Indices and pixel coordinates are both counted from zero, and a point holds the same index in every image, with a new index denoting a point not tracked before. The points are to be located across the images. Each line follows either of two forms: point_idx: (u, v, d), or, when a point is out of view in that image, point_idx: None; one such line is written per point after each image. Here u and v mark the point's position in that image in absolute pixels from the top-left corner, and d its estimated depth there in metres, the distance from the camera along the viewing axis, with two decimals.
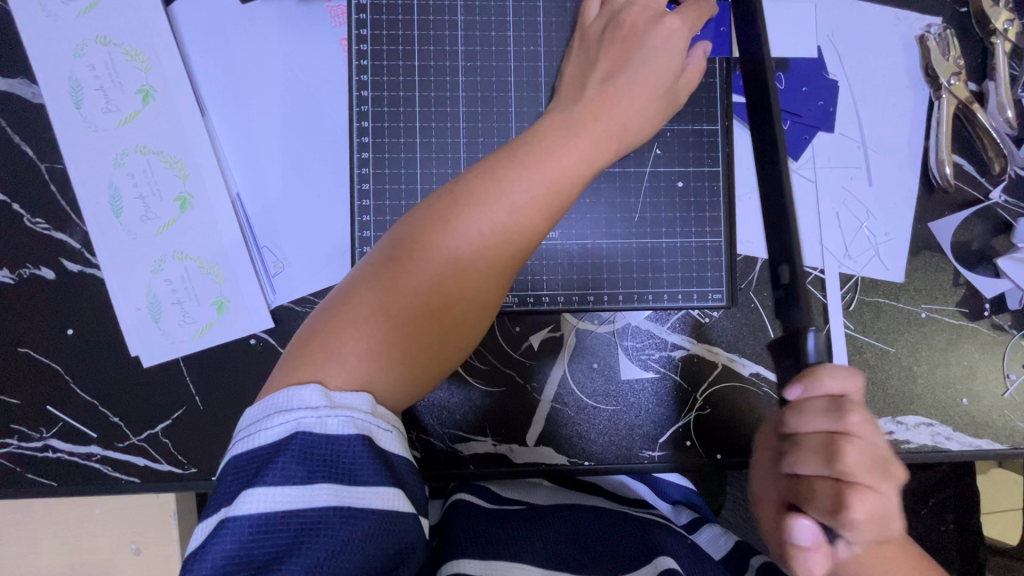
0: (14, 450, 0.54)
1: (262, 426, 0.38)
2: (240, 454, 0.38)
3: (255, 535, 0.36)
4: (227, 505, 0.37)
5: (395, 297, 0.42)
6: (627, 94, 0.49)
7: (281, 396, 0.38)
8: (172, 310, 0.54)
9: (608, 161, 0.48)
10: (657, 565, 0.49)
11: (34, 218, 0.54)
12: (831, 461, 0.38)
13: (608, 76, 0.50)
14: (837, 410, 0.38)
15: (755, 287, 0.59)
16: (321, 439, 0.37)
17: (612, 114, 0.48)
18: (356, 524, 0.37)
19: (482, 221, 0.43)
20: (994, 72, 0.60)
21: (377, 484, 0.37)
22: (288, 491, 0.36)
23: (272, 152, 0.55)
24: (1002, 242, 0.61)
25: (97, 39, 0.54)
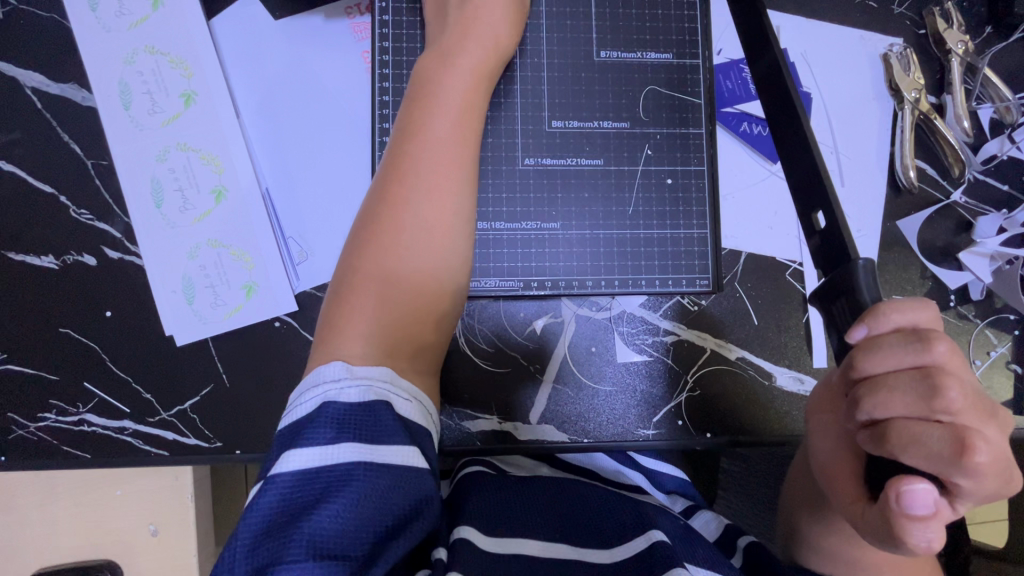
0: (51, 424, 0.58)
1: (297, 403, 0.43)
2: (281, 431, 0.42)
3: (291, 495, 0.39)
4: (268, 471, 0.40)
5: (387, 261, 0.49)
6: (479, 30, 0.56)
7: (312, 375, 0.44)
8: (204, 293, 0.59)
9: (484, 87, 0.56)
10: (650, 536, 0.52)
11: (80, 209, 0.59)
12: (931, 399, 0.38)
13: (460, 34, 0.55)
14: (920, 341, 0.39)
15: (740, 278, 0.64)
16: (346, 405, 0.42)
17: (462, 49, 0.55)
18: (377, 477, 0.40)
19: (414, 191, 0.51)
20: (950, 86, 0.67)
21: (398, 442, 0.41)
22: (319, 449, 0.40)
23: (300, 150, 0.61)
24: (963, 238, 0.67)
25: (145, 48, 0.60)
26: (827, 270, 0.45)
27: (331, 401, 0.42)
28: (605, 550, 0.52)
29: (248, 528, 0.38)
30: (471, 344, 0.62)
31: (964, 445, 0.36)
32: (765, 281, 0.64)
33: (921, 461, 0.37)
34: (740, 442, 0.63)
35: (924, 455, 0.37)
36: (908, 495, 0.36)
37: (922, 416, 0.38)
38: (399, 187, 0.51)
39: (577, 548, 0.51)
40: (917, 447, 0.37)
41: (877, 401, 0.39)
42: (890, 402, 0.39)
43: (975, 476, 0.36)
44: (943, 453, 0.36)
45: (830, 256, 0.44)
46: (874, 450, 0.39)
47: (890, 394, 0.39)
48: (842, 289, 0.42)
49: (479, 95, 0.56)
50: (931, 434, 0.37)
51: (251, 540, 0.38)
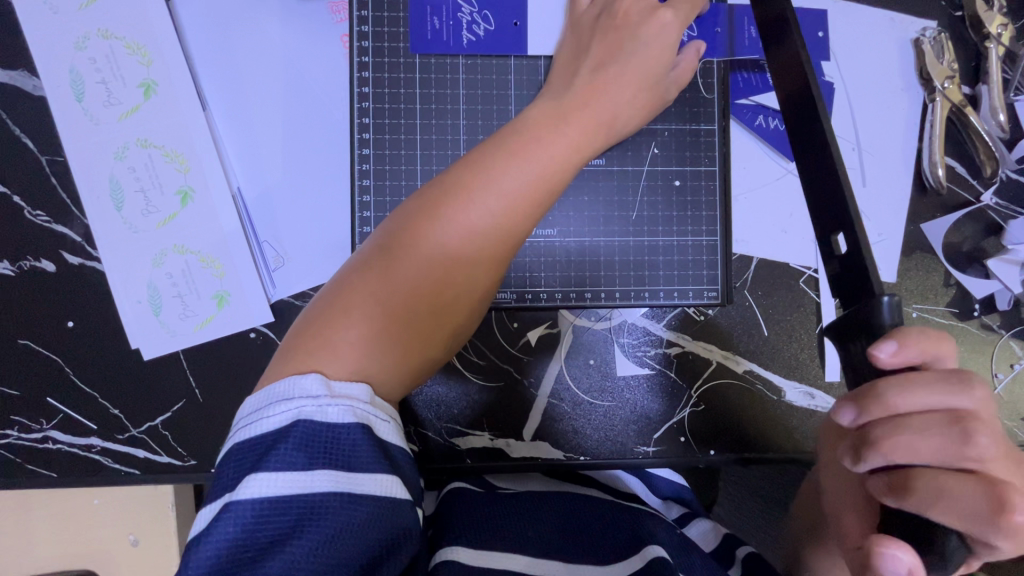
0: (14, 441, 0.54)
1: (263, 414, 0.37)
2: (240, 445, 0.37)
3: (255, 523, 0.35)
4: (228, 492, 0.36)
5: (383, 290, 0.42)
6: (616, 83, 0.50)
7: (283, 384, 0.38)
8: (172, 303, 0.55)
9: (594, 151, 0.49)
10: (646, 554, 0.49)
11: (35, 211, 0.54)
12: (964, 450, 0.33)
13: (598, 64, 0.50)
14: (955, 381, 0.34)
15: (750, 286, 0.60)
16: (322, 426, 0.37)
17: (600, 104, 0.49)
18: (353, 510, 0.36)
19: (479, 205, 0.44)
20: (987, 75, 0.61)
21: (377, 471, 0.37)
22: (289, 476, 0.35)
23: (274, 146, 0.56)
24: (992, 244, 0.62)
25: (99, 33, 0.54)
26: (848, 304, 0.38)
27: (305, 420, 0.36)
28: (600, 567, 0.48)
29: (200, 562, 0.34)
30: (461, 357, 0.58)
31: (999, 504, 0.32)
32: (777, 289, 0.60)
33: (952, 518, 0.33)
34: (746, 459, 0.59)
35: (952, 509, 0.33)
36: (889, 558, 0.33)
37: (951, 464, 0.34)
38: (439, 210, 0.44)
39: (570, 566, 0.47)
40: (947, 501, 0.33)
41: (906, 445, 0.34)
42: (917, 447, 0.34)
43: (1006, 536, 0.32)
44: (975, 511, 0.32)
45: (849, 289, 0.38)
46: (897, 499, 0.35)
47: (916, 440, 0.34)
48: (860, 329, 0.36)
49: (582, 163, 0.48)
50: (961, 488, 0.33)
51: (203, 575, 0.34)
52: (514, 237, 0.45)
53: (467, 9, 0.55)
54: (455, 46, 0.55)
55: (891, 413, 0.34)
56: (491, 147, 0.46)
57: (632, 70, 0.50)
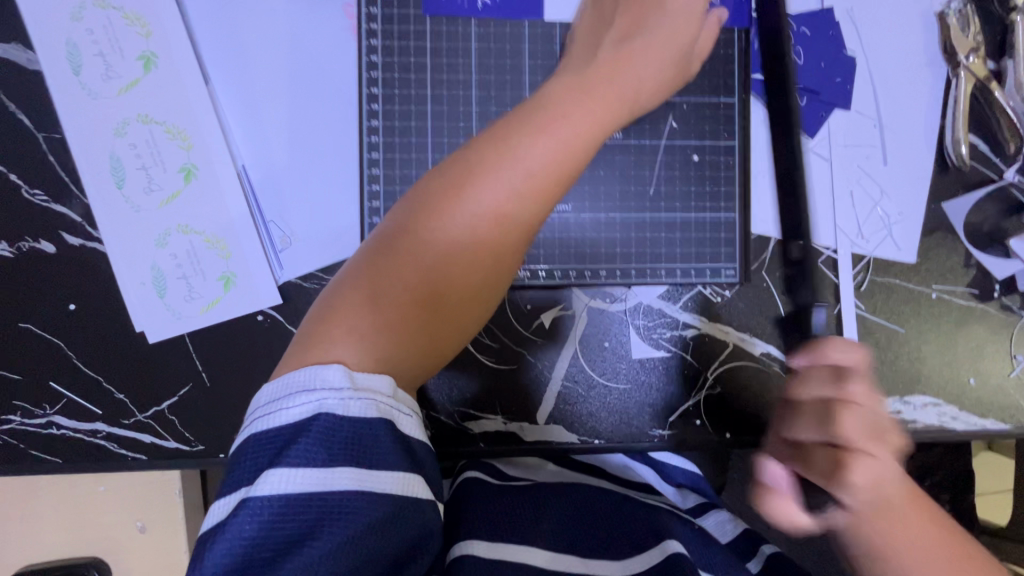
0: (17, 427, 0.53)
1: (281, 406, 0.36)
2: (257, 438, 0.36)
3: (274, 520, 0.34)
4: (245, 486, 0.35)
5: (401, 275, 0.41)
6: (640, 57, 0.48)
7: (303, 375, 0.37)
8: (177, 285, 0.53)
9: (619, 124, 0.47)
10: (665, 548, 0.48)
11: (33, 190, 0.52)
12: (825, 426, 0.36)
13: (622, 36, 0.49)
14: (835, 372, 0.38)
15: (770, 267, 0.58)
16: (344, 421, 0.35)
17: (624, 76, 0.47)
18: (374, 508, 0.35)
19: (500, 183, 0.42)
20: (1014, 49, 0.59)
21: (397, 467, 0.36)
22: (309, 472, 0.34)
23: (279, 119, 0.54)
24: (1014, 223, 0.60)
25: (96, 2, 0.52)
26: None
27: (327, 414, 0.35)
28: (617, 562, 0.48)
29: (220, 558, 0.33)
30: (473, 339, 0.57)
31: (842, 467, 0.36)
32: (796, 271, 0.58)
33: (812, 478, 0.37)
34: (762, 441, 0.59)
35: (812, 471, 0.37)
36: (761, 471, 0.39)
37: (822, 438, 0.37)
38: (460, 190, 0.42)
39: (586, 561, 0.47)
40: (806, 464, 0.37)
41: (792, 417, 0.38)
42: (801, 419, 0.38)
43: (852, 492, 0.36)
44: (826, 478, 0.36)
45: None
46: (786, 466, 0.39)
47: (799, 415, 0.38)
48: None
49: (607, 137, 0.46)
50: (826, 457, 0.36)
51: (222, 570, 0.33)
52: (537, 216, 0.43)
53: None
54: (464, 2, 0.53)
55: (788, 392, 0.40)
56: (513, 122, 0.44)
57: (659, 41, 0.49)
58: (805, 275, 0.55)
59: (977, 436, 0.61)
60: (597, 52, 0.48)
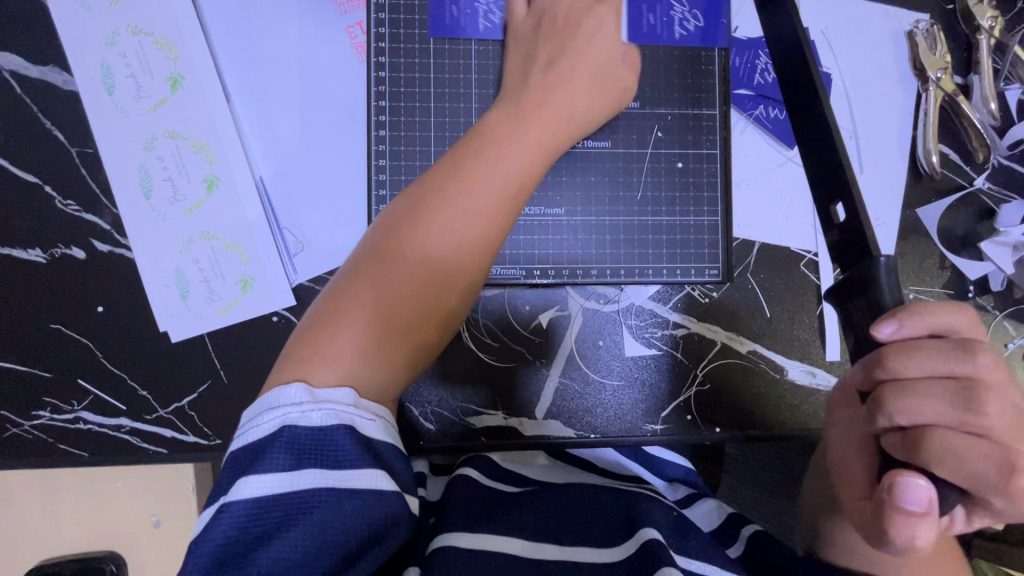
0: (47, 422, 0.56)
1: (253, 423, 0.39)
2: (233, 453, 0.39)
3: (249, 522, 0.36)
4: (222, 494, 0.38)
5: (378, 294, 0.44)
6: (569, 79, 0.54)
7: (267, 395, 0.40)
8: (199, 288, 0.57)
9: (563, 142, 0.53)
10: (640, 537, 0.48)
11: (67, 201, 0.57)
12: (968, 411, 0.36)
13: (548, 62, 0.55)
14: (962, 349, 0.37)
15: (752, 269, 0.62)
16: (308, 430, 0.38)
17: (557, 97, 0.53)
18: (342, 506, 0.37)
19: (464, 204, 0.47)
20: (978, 65, 0.64)
21: (360, 465, 0.38)
22: (275, 477, 0.37)
23: (294, 131, 0.58)
24: (986, 227, 0.64)
25: (127, 29, 0.56)
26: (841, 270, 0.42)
27: (290, 425, 0.38)
28: (596, 550, 0.49)
29: (197, 561, 0.35)
30: (475, 338, 0.61)
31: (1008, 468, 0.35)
32: (780, 273, 0.62)
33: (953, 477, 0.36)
34: (751, 435, 0.61)
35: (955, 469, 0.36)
36: (901, 486, 0.36)
37: (953, 426, 0.37)
38: (432, 211, 0.46)
39: (565, 548, 0.48)
40: (952, 462, 0.36)
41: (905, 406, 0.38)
42: (920, 407, 0.37)
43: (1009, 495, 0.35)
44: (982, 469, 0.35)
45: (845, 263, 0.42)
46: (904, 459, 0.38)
47: (920, 403, 0.37)
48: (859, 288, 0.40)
49: (554, 153, 0.53)
50: (969, 450, 0.36)
51: (204, 571, 0.35)
52: (499, 229, 0.48)
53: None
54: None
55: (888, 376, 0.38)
56: (472, 149, 0.49)
57: (580, 61, 0.55)
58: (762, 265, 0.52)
59: None
60: (526, 81, 0.54)
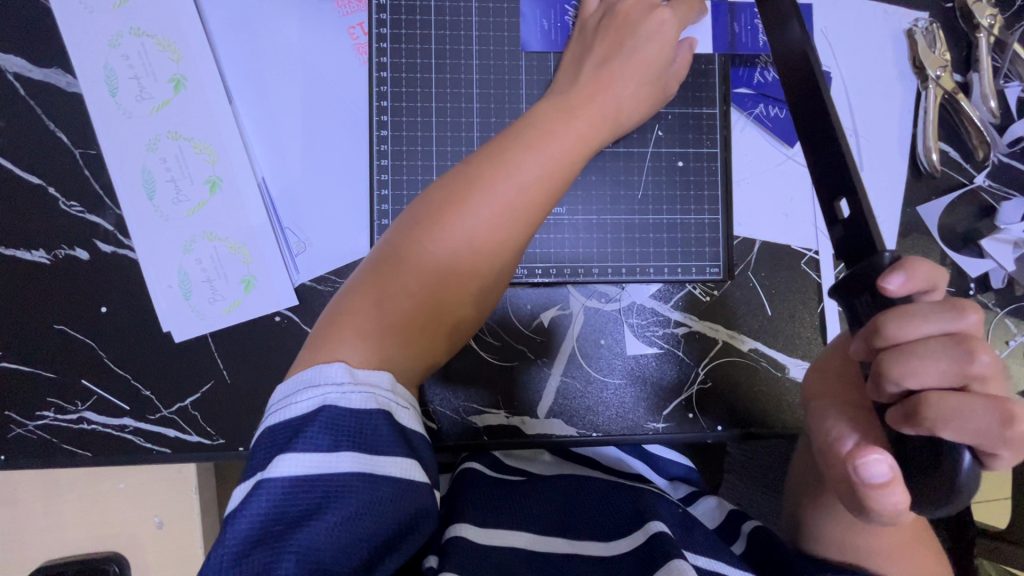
0: (50, 422, 0.56)
1: (291, 400, 0.40)
2: (272, 427, 0.40)
3: (286, 499, 0.37)
4: (259, 471, 0.38)
5: (405, 279, 0.45)
6: (621, 79, 0.53)
7: (308, 372, 0.41)
8: (202, 288, 0.57)
9: (603, 140, 0.53)
10: (648, 529, 0.49)
11: (70, 202, 0.57)
12: (964, 366, 0.34)
13: (603, 60, 0.54)
14: (955, 308, 0.35)
15: (753, 267, 0.62)
16: (347, 411, 0.39)
17: (606, 96, 0.52)
18: (377, 490, 0.38)
19: (495, 194, 0.47)
20: (978, 63, 0.64)
21: (395, 453, 0.39)
22: (315, 456, 0.37)
23: (296, 132, 0.58)
24: (986, 224, 0.64)
25: (130, 31, 0.57)
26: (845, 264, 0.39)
27: (330, 404, 0.39)
28: (603, 543, 0.50)
29: (233, 536, 0.36)
30: (477, 337, 0.61)
31: (1008, 417, 0.33)
32: (780, 271, 0.62)
33: (965, 438, 0.33)
34: (752, 433, 0.61)
35: (965, 429, 0.33)
36: (866, 464, 0.35)
37: (952, 384, 0.34)
38: (461, 199, 0.47)
39: (574, 541, 0.50)
40: (959, 422, 0.33)
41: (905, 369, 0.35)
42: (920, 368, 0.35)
43: (1013, 445, 0.33)
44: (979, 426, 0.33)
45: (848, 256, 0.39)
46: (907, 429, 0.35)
47: (923, 363, 0.34)
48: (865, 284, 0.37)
49: (591, 150, 0.52)
50: (975, 406, 0.33)
51: (239, 548, 0.35)
52: (529, 224, 0.48)
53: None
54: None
55: (889, 341, 0.35)
56: (510, 140, 0.49)
57: (635, 62, 0.54)
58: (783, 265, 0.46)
59: None
60: (578, 77, 0.54)
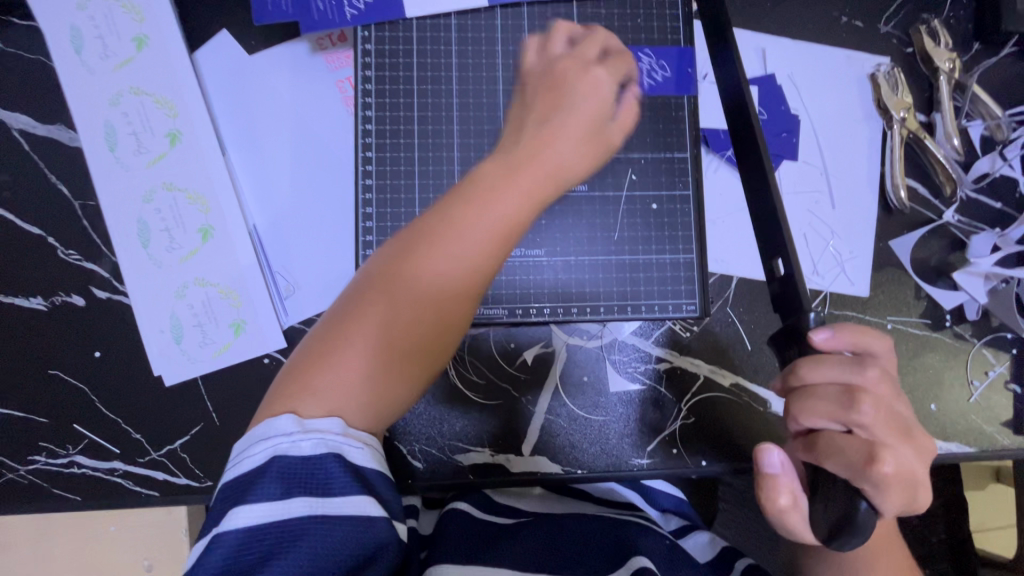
0: (41, 466, 0.57)
1: (244, 454, 0.41)
2: (227, 482, 0.41)
3: (240, 550, 0.38)
4: (215, 526, 0.39)
5: (348, 341, 0.44)
6: (560, 136, 0.51)
7: (260, 426, 0.41)
8: (192, 332, 0.59)
9: (549, 199, 0.49)
10: (631, 566, 0.52)
11: (68, 250, 0.59)
12: (849, 412, 0.43)
13: (542, 118, 0.52)
14: (858, 363, 0.43)
15: (731, 303, 0.64)
16: (296, 459, 0.40)
17: (548, 155, 0.50)
18: (330, 532, 0.38)
19: (438, 260, 0.45)
20: (939, 104, 0.67)
21: (348, 493, 0.39)
22: (268, 506, 0.38)
23: (285, 182, 0.61)
24: (958, 257, 0.66)
25: (130, 90, 0.60)
26: (784, 315, 0.48)
27: (281, 454, 0.39)
28: None
29: None
30: (461, 376, 0.62)
31: (874, 457, 0.41)
32: (757, 306, 0.63)
33: (840, 468, 0.42)
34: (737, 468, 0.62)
35: (842, 462, 0.42)
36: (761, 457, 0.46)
37: (840, 425, 0.43)
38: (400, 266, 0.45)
39: None
40: (838, 455, 0.42)
41: (804, 409, 0.44)
42: (818, 410, 0.44)
43: (881, 485, 0.41)
44: (859, 460, 0.41)
45: (780, 303, 0.48)
46: (803, 455, 0.45)
47: (817, 406, 0.43)
48: (793, 339, 0.46)
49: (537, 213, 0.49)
50: (852, 445, 0.42)
51: None
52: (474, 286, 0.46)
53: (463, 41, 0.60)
54: (341, 23, 0.59)
55: (798, 382, 0.44)
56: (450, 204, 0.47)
57: (579, 115, 0.52)
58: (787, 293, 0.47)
59: (944, 459, 0.64)
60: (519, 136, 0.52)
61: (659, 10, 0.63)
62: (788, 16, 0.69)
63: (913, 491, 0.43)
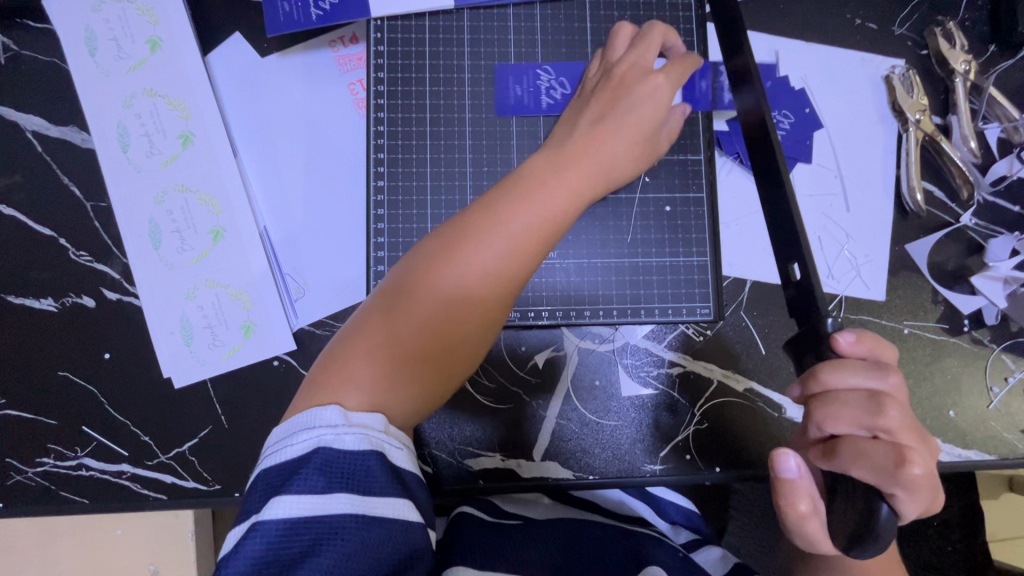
0: (50, 468, 0.57)
1: (287, 442, 0.40)
2: (266, 469, 0.40)
3: (280, 541, 0.37)
4: (254, 513, 0.38)
5: (398, 326, 0.45)
6: (614, 138, 0.52)
7: (303, 416, 0.40)
8: (203, 333, 0.58)
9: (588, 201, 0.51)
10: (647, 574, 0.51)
11: (79, 251, 0.59)
12: (874, 417, 0.41)
13: (597, 117, 0.53)
14: (879, 369, 0.43)
15: (745, 307, 0.63)
16: (341, 454, 0.39)
17: (598, 153, 0.51)
18: (369, 531, 0.38)
19: (489, 255, 0.45)
20: (955, 107, 0.66)
21: (390, 494, 0.39)
22: (309, 499, 0.37)
23: (297, 183, 0.61)
24: (976, 261, 0.65)
25: (144, 92, 0.60)
26: (799, 320, 0.47)
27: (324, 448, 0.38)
28: None
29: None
30: (471, 379, 0.61)
31: (902, 460, 0.40)
32: (772, 310, 0.63)
33: (866, 473, 0.41)
34: (752, 477, 0.61)
35: (868, 467, 0.41)
36: (780, 462, 0.45)
37: (865, 432, 0.42)
38: (454, 250, 0.46)
39: None
40: (863, 460, 0.41)
41: (826, 414, 0.43)
42: (840, 415, 0.43)
43: (910, 487, 0.39)
44: (887, 464, 0.40)
45: (797, 306, 0.47)
46: (823, 464, 0.44)
47: (839, 410, 0.42)
48: (812, 344, 0.45)
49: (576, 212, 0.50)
50: (878, 449, 0.41)
51: None
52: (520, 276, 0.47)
53: (545, 78, 0.61)
54: None
55: (820, 388, 0.43)
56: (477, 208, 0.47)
57: (638, 116, 0.53)
58: (806, 299, 0.46)
59: (963, 467, 0.62)
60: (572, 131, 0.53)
61: (673, 12, 0.62)
62: (801, 18, 0.68)
63: (933, 495, 0.42)
